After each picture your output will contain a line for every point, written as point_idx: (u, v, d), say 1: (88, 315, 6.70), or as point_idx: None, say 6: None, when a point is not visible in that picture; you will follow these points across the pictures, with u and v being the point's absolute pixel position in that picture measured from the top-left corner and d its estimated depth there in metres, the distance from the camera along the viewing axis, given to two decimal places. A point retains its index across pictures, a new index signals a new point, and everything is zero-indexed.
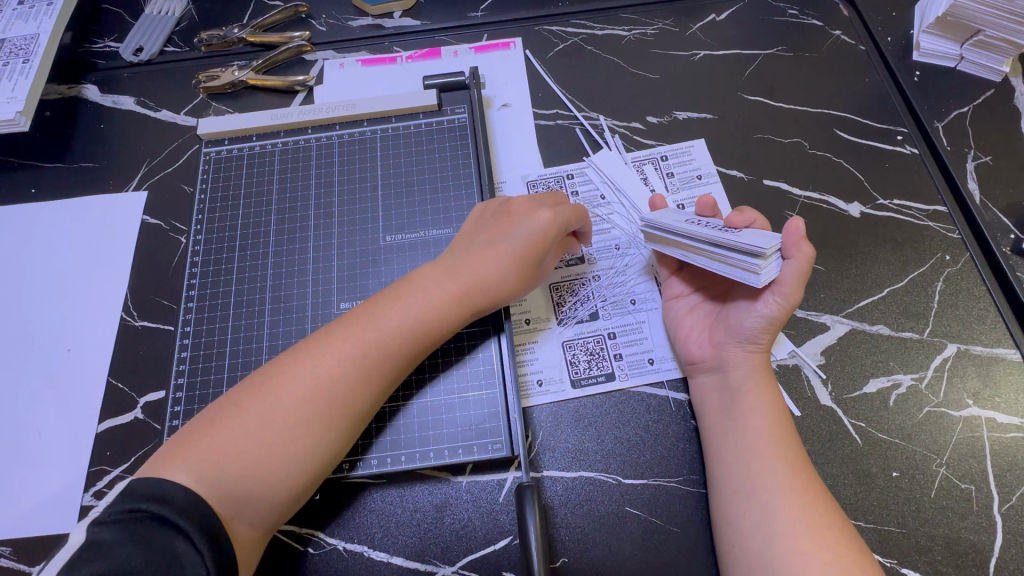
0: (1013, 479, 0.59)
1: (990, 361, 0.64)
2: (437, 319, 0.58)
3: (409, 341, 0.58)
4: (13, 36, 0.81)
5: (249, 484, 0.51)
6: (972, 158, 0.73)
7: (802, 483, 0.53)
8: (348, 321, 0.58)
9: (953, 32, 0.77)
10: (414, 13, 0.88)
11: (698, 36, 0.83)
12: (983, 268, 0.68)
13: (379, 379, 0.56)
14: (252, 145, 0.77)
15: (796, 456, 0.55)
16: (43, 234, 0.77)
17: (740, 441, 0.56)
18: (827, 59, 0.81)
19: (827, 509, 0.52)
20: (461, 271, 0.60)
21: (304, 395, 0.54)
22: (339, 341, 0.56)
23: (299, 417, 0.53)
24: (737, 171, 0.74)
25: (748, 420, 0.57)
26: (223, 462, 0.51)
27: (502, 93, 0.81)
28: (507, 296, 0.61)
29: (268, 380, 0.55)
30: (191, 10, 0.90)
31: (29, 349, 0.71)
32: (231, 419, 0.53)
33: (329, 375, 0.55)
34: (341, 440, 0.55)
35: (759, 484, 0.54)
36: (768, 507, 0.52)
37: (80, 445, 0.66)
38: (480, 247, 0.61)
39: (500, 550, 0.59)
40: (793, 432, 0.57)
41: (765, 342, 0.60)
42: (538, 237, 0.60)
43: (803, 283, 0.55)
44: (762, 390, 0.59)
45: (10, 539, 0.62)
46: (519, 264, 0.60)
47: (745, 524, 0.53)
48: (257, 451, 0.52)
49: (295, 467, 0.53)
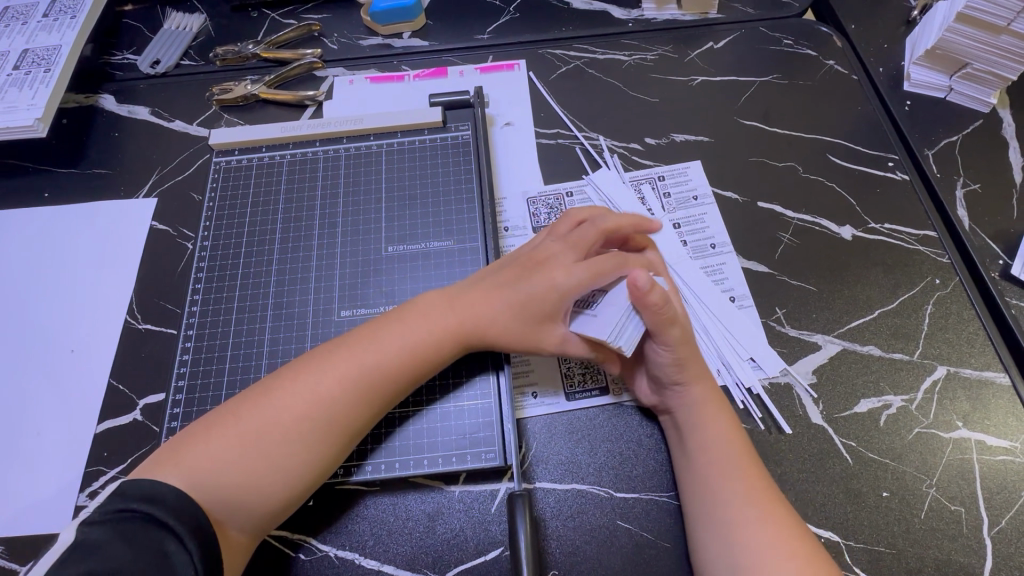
0: (1003, 501, 0.59)
1: (979, 384, 0.64)
2: (436, 351, 0.61)
3: (406, 369, 0.59)
4: (37, 47, 0.85)
5: (237, 491, 0.52)
6: (962, 186, 0.75)
7: (777, 511, 0.54)
8: (352, 344, 0.60)
9: (941, 64, 0.79)
10: (422, 34, 0.92)
11: (697, 62, 0.86)
12: (973, 292, 0.69)
13: (377, 403, 0.58)
14: (261, 156, 0.80)
15: (755, 485, 0.55)
16: (54, 237, 0.79)
17: (706, 472, 0.57)
18: (821, 87, 0.83)
19: (792, 537, 0.52)
20: (466, 310, 0.62)
21: (301, 414, 0.56)
22: (341, 361, 0.58)
23: (296, 435, 0.55)
24: (732, 193, 0.76)
25: (702, 454, 0.58)
26: (217, 470, 0.52)
27: (506, 112, 0.84)
28: (505, 343, 0.62)
29: (270, 395, 0.57)
30: (208, 26, 0.94)
31: (34, 349, 0.72)
32: (228, 426, 0.55)
33: (330, 395, 0.57)
34: (335, 457, 0.57)
35: (718, 516, 0.54)
36: (729, 539, 0.53)
37: (79, 445, 0.66)
38: (490, 285, 0.63)
39: (491, 561, 0.59)
40: (755, 461, 0.57)
41: (691, 375, 0.60)
42: (550, 289, 0.61)
43: (670, 323, 0.57)
44: (714, 423, 0.59)
45: (4, 539, 0.62)
46: (522, 315, 0.61)
47: (710, 552, 0.54)
48: (251, 463, 0.53)
49: (286, 478, 0.54)
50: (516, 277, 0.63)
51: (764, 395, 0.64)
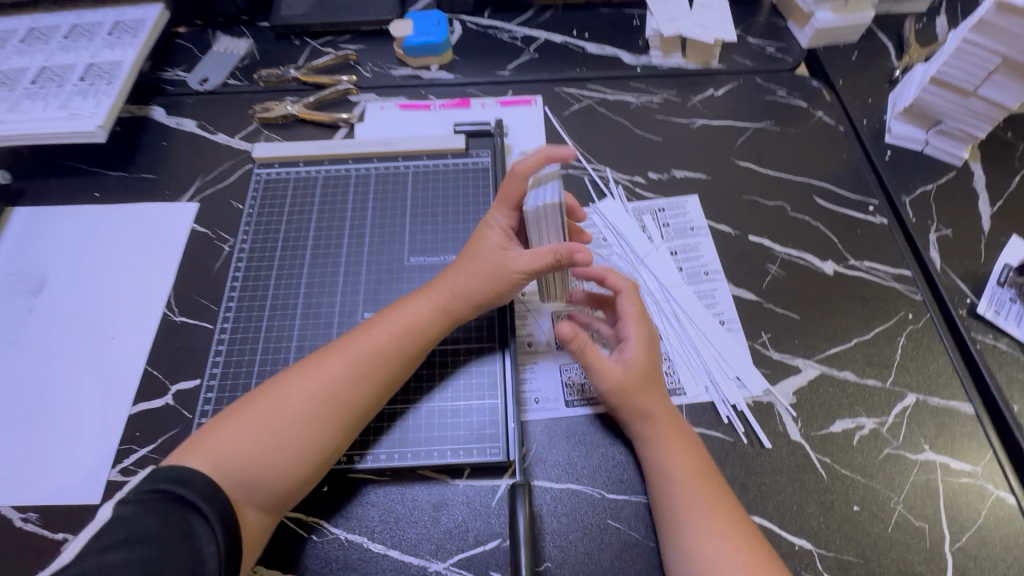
0: (964, 520, 0.64)
1: (946, 412, 0.70)
2: (419, 321, 0.68)
3: (399, 350, 0.66)
4: (102, 62, 0.94)
5: (253, 470, 0.58)
6: (935, 231, 0.82)
7: (732, 517, 0.59)
8: (350, 336, 0.67)
9: (917, 121, 0.88)
10: (448, 68, 1.01)
11: (698, 106, 0.94)
12: (942, 327, 0.76)
13: (374, 376, 0.64)
14: (299, 170, 0.87)
15: (711, 492, 0.61)
16: (102, 233, 0.86)
17: (668, 479, 0.62)
18: (810, 134, 0.92)
19: (743, 536, 0.58)
20: (441, 287, 0.70)
21: (307, 392, 0.62)
22: (339, 347, 0.66)
23: (303, 412, 0.61)
24: (726, 226, 0.83)
25: (662, 465, 0.63)
26: (236, 451, 0.58)
27: (523, 142, 0.92)
28: (483, 296, 0.69)
29: (280, 382, 0.63)
30: (253, 51, 1.03)
31: (79, 334, 0.78)
32: (244, 410, 0.61)
33: (330, 374, 0.63)
34: (342, 433, 0.62)
35: (677, 518, 0.60)
36: (686, 537, 0.59)
37: (114, 424, 0.72)
38: (456, 262, 0.71)
39: (489, 551, 0.63)
40: (710, 471, 0.63)
41: (627, 415, 0.66)
42: (494, 241, 0.70)
43: (593, 364, 0.68)
44: (673, 439, 0.64)
45: (40, 506, 0.67)
46: (482, 269, 0.69)
47: (671, 549, 0.60)
48: (265, 441, 0.59)
49: (298, 457, 0.60)
50: (469, 248, 0.71)
51: (748, 411, 0.70)
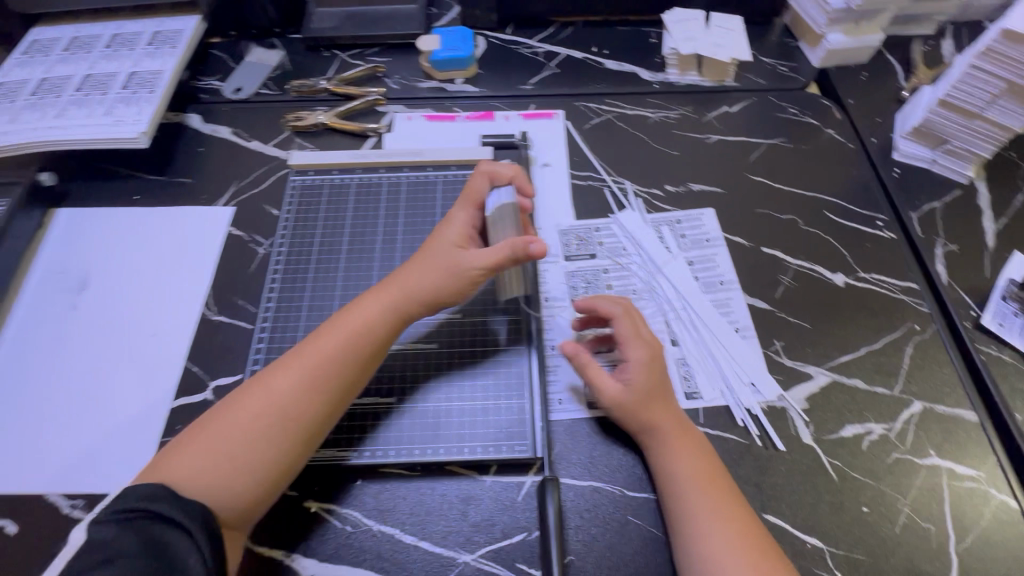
0: (969, 522, 0.67)
1: (951, 419, 0.73)
2: (367, 326, 0.70)
3: (347, 352, 0.68)
4: (144, 71, 0.98)
5: (223, 480, 0.61)
6: (941, 246, 0.86)
7: (737, 516, 0.62)
8: (301, 344, 0.69)
9: (924, 140, 0.92)
10: (473, 81, 1.05)
11: (713, 122, 0.98)
12: (948, 338, 0.79)
13: (326, 378, 0.66)
14: (332, 177, 0.91)
15: (716, 493, 0.64)
16: (141, 234, 0.90)
17: (676, 480, 0.65)
18: (821, 151, 0.95)
19: (746, 535, 0.61)
20: (390, 291, 0.72)
21: (262, 401, 0.65)
22: (292, 355, 0.68)
23: (261, 419, 0.64)
24: (741, 238, 0.87)
25: (671, 468, 0.66)
26: (206, 463, 0.61)
27: (546, 154, 0.95)
28: (438, 295, 0.72)
29: (241, 394, 0.66)
30: (286, 62, 1.07)
31: (120, 331, 0.82)
32: (209, 425, 0.64)
33: (281, 382, 0.66)
34: (306, 434, 0.65)
35: (683, 516, 0.63)
36: (693, 536, 0.62)
37: (155, 416, 0.75)
38: (407, 269, 0.74)
39: (516, 544, 0.66)
40: (718, 474, 0.66)
41: (633, 427, 0.69)
42: (445, 245, 0.73)
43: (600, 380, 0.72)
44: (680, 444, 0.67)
45: (86, 494, 0.70)
46: (434, 272, 0.72)
47: (680, 546, 0.63)
48: (230, 450, 0.62)
49: (265, 461, 0.63)
50: (421, 255, 0.74)
51: (762, 415, 0.73)
